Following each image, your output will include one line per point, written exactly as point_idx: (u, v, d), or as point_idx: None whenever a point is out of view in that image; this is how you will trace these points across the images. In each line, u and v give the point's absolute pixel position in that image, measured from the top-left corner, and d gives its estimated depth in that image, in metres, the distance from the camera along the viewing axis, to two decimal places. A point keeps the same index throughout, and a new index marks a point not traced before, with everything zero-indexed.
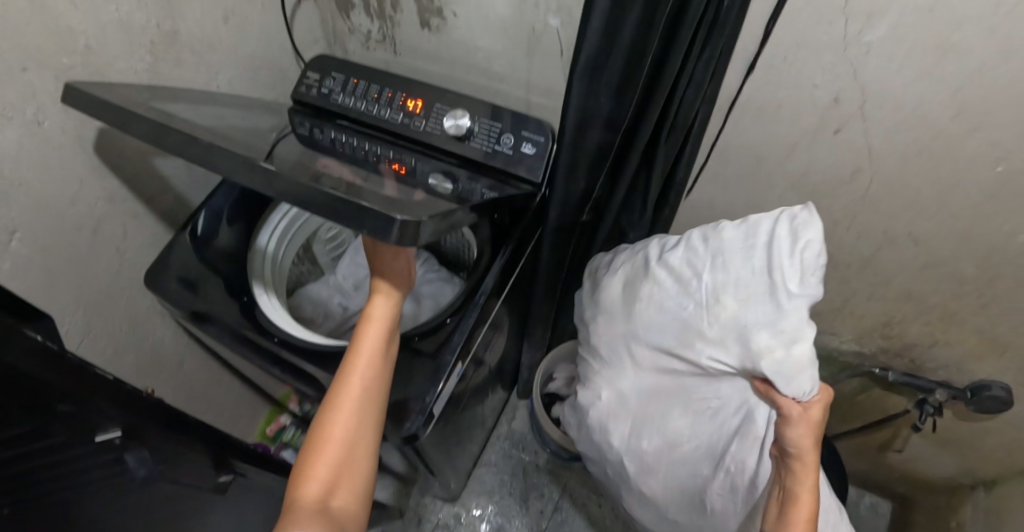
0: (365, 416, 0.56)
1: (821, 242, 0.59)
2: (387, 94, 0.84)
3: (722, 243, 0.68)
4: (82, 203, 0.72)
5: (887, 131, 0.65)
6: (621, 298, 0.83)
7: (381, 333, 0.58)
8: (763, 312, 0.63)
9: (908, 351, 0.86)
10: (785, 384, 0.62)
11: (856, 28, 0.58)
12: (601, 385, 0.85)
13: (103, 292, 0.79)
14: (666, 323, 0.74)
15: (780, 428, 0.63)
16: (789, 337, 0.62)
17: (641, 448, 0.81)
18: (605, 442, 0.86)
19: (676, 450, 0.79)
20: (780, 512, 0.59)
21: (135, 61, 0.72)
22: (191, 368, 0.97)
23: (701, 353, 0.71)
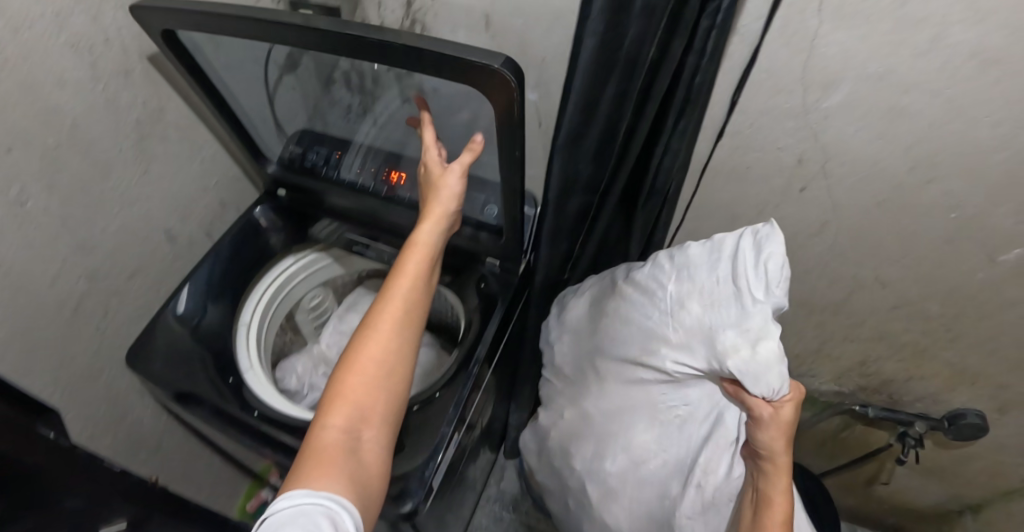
0: (407, 337, 0.57)
1: (784, 255, 0.59)
2: (371, 168, 0.82)
3: (688, 259, 0.68)
4: (63, 282, 0.70)
5: (849, 187, 0.71)
6: (589, 318, 0.84)
7: (425, 258, 0.61)
8: (729, 314, 0.62)
9: (887, 386, 0.90)
10: (753, 383, 0.58)
11: (814, 96, 0.65)
12: (565, 405, 0.86)
13: (82, 372, 0.75)
14: (628, 333, 0.75)
15: (753, 431, 0.59)
16: (755, 333, 0.59)
17: (604, 471, 0.78)
18: (574, 469, 0.83)
19: (640, 470, 0.75)
20: (754, 517, 0.57)
21: (122, 138, 0.72)
22: (170, 447, 0.92)
23: (665, 357, 0.70)
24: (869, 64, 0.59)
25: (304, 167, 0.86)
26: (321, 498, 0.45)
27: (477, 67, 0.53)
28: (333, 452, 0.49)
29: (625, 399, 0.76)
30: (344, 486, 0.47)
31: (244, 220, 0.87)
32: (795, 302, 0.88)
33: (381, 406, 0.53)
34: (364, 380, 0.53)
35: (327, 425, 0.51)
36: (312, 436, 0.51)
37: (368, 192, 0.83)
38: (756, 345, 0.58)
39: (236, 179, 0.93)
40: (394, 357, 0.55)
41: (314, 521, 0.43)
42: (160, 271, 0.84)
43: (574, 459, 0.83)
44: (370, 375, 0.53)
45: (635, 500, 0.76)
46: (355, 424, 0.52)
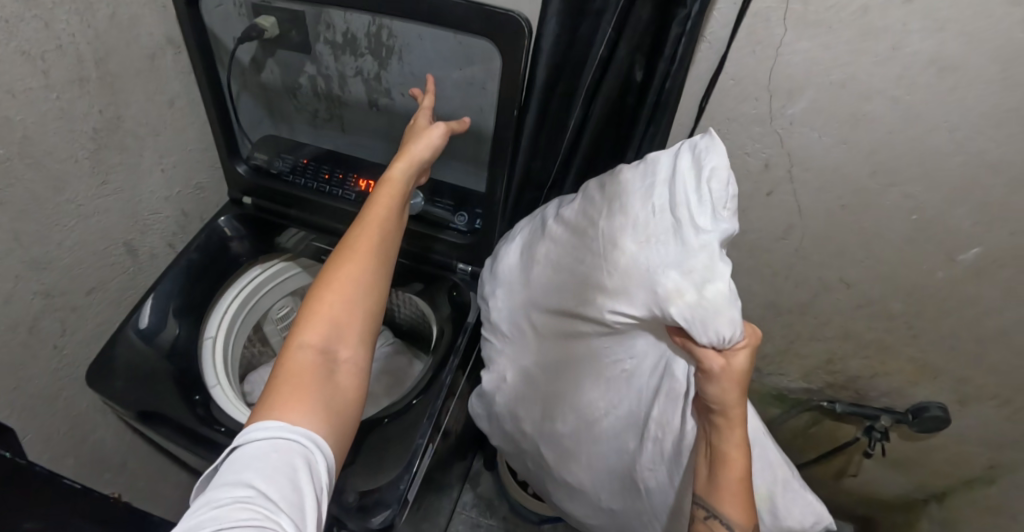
0: (379, 272, 0.55)
1: (728, 169, 0.52)
2: (339, 174, 0.80)
3: (622, 185, 0.61)
4: (16, 302, 0.67)
5: (813, 192, 0.72)
6: (523, 266, 0.72)
7: (397, 197, 0.58)
8: (670, 252, 0.54)
9: (853, 383, 0.92)
10: (700, 329, 0.51)
11: (778, 103, 0.66)
12: (507, 370, 0.76)
13: (40, 393, 0.72)
14: (566, 282, 0.67)
15: (702, 384, 0.54)
16: (701, 272, 0.51)
17: (558, 432, 0.74)
18: (528, 434, 0.78)
19: (594, 428, 0.71)
20: (710, 474, 0.51)
21: (77, 148, 0.69)
22: (135, 466, 0.89)
23: (600, 308, 0.62)
24: (833, 72, 0.61)
25: (270, 174, 0.83)
26: (297, 435, 0.44)
27: (498, 13, 0.54)
28: (307, 377, 0.48)
29: (570, 356, 0.70)
30: (318, 415, 0.46)
31: (208, 229, 0.84)
32: (763, 304, 0.89)
33: (357, 329, 0.52)
34: (340, 305, 0.52)
35: (299, 344, 0.49)
36: (286, 352, 0.50)
37: (339, 200, 0.80)
38: (701, 289, 0.51)
39: (200, 187, 0.90)
40: (366, 283, 0.54)
41: (292, 460, 0.42)
42: (121, 285, 0.81)
43: (527, 424, 0.77)
44: (343, 299, 0.52)
45: (593, 456, 0.73)
46: (331, 344, 0.50)
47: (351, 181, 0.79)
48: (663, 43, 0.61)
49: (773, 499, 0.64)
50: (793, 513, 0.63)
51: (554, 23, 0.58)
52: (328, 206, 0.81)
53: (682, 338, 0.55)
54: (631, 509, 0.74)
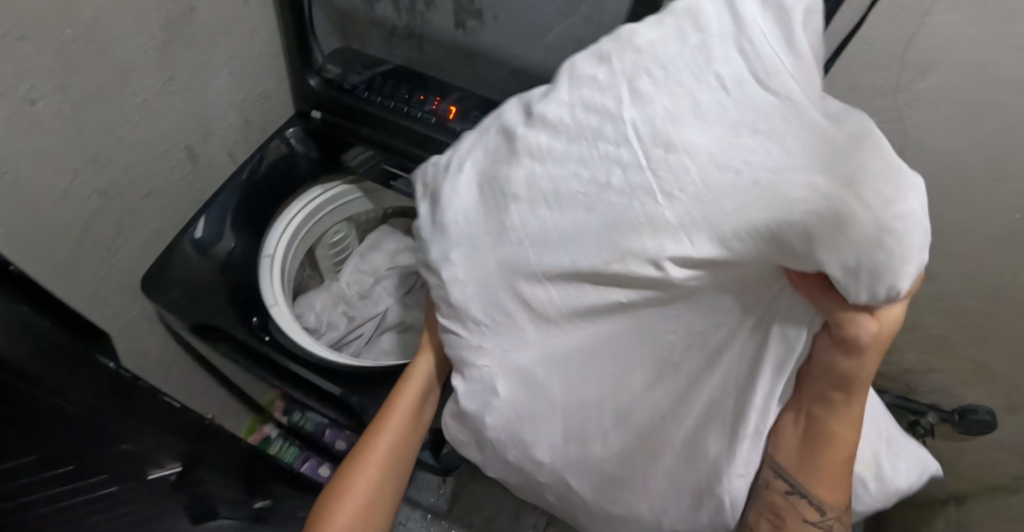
0: (390, 473, 0.59)
1: (819, 18, 0.42)
2: (419, 95, 0.75)
3: (653, 53, 0.46)
4: (71, 199, 0.64)
5: (919, 174, 0.69)
6: (495, 211, 0.53)
7: (411, 404, 0.61)
8: (792, 143, 0.40)
9: (905, 375, 0.91)
10: (863, 286, 0.36)
11: (907, 77, 0.62)
12: (494, 375, 0.56)
13: (90, 297, 0.70)
14: (580, 220, 0.49)
15: (835, 357, 0.43)
16: (842, 184, 0.37)
17: (592, 452, 0.57)
18: (540, 462, 0.58)
19: (654, 432, 0.54)
20: (804, 451, 0.47)
21: (145, 39, 0.64)
22: (177, 379, 0.88)
23: (661, 258, 0.46)
24: (977, 48, 0.56)
25: (342, 90, 0.79)
26: None
27: None
28: None
29: (598, 334, 0.54)
30: None
31: (276, 138, 0.82)
32: None
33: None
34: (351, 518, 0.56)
35: None
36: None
37: (416, 121, 0.75)
38: (881, 198, 0.35)
39: (265, 96, 0.85)
40: (375, 491, 0.57)
41: None
42: (179, 191, 0.78)
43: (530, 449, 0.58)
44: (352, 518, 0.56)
45: (647, 475, 0.55)
46: None
47: (433, 104, 0.75)
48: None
49: (878, 460, 0.60)
50: (899, 471, 0.60)
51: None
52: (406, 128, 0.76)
53: (811, 294, 0.42)
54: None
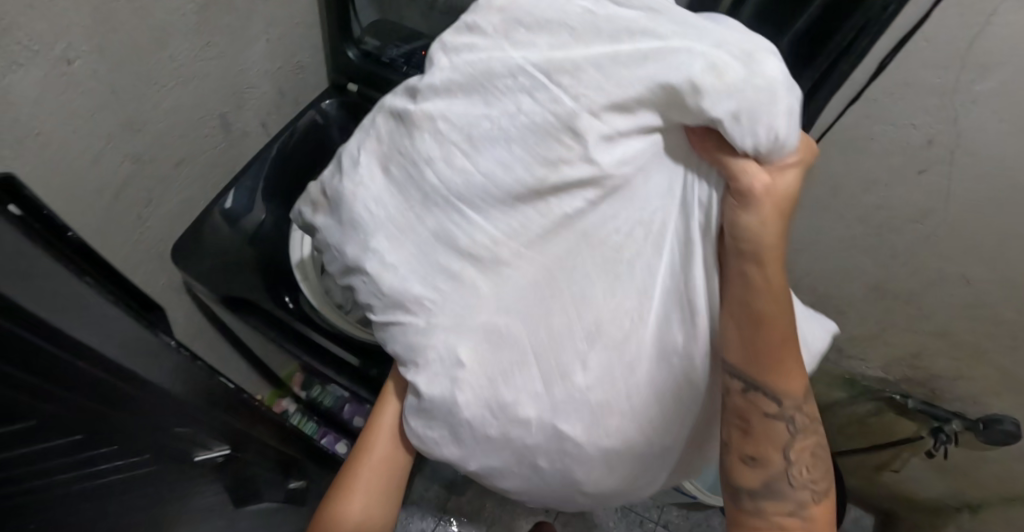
0: (370, 525, 0.51)
1: None
2: None
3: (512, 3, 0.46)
4: (103, 164, 0.63)
5: (974, 178, 0.64)
6: (412, 173, 0.48)
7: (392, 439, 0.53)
8: (681, 28, 0.40)
9: (931, 382, 0.87)
10: (749, 132, 0.37)
11: (967, 76, 0.58)
12: (448, 347, 0.46)
13: (120, 265, 0.70)
14: (493, 137, 0.45)
15: (738, 213, 0.40)
16: (737, 56, 0.37)
17: (583, 399, 0.45)
18: (532, 435, 0.46)
19: (628, 340, 0.44)
20: (747, 344, 0.42)
21: (184, 3, 0.62)
22: (200, 349, 0.88)
23: (588, 155, 0.43)
24: None
25: (380, 63, 0.78)
26: None
27: None
28: None
29: (547, 266, 0.46)
30: None
31: (311, 108, 0.81)
32: (865, 289, 0.83)
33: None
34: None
35: None
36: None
37: None
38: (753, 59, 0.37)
39: (300, 67, 0.84)
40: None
41: None
42: (210, 160, 0.77)
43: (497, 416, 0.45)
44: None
45: (640, 417, 0.45)
46: None
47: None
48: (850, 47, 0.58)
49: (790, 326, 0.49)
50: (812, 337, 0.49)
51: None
52: None
53: (711, 150, 0.41)
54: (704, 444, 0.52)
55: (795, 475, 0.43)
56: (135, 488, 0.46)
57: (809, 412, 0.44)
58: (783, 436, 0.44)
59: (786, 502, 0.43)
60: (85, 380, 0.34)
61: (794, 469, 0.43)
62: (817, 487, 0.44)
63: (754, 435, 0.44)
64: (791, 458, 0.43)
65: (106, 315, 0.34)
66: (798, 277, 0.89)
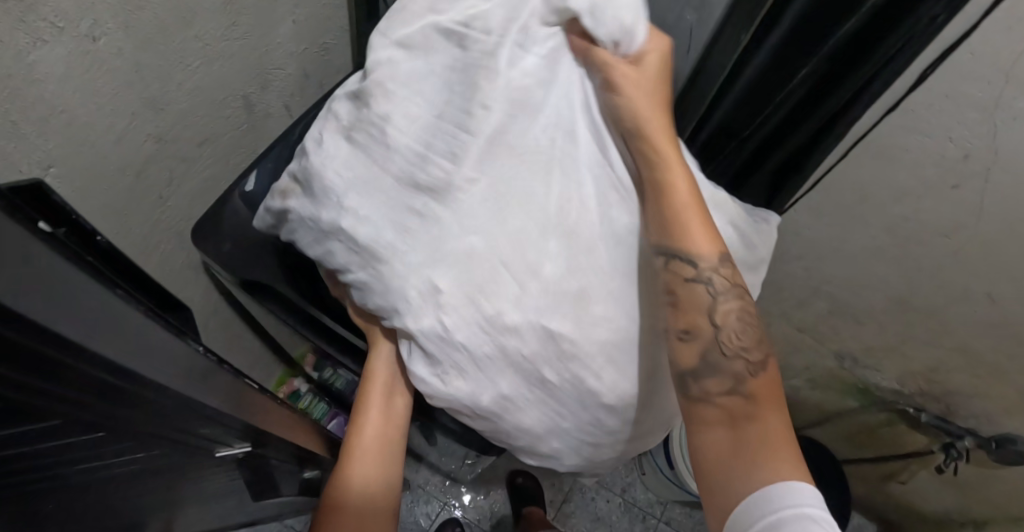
0: (381, 460, 0.61)
1: None
2: None
3: None
4: (127, 143, 0.63)
5: (1006, 197, 0.61)
6: (369, 136, 0.54)
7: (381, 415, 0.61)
8: None
9: (947, 397, 0.85)
10: (611, 30, 0.51)
11: (1011, 93, 0.53)
12: (425, 279, 0.51)
13: (140, 244, 0.71)
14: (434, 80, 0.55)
15: (616, 102, 0.54)
16: None
17: (550, 301, 0.52)
18: (521, 354, 0.52)
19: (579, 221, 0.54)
20: (661, 219, 0.52)
21: None
22: (216, 328, 0.90)
23: (507, 79, 0.53)
24: None
25: None
26: None
27: None
28: None
29: (496, 176, 0.53)
30: None
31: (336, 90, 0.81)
32: (886, 301, 0.81)
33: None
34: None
35: None
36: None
37: None
38: None
39: (325, 49, 0.82)
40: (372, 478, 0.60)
41: None
42: (233, 141, 0.77)
43: (485, 307, 0.51)
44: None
45: (608, 326, 0.53)
46: None
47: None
48: (874, 77, 0.60)
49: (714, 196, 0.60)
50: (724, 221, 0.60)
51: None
52: None
53: (584, 47, 0.54)
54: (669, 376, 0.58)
55: (723, 341, 0.51)
56: (142, 473, 0.44)
57: (729, 275, 0.52)
58: (704, 300, 0.51)
59: (722, 376, 0.50)
60: (120, 393, 0.31)
61: (722, 334, 0.51)
62: (751, 359, 0.50)
63: (686, 318, 0.51)
64: (716, 322, 0.51)
65: (149, 340, 0.30)
66: (816, 284, 0.87)
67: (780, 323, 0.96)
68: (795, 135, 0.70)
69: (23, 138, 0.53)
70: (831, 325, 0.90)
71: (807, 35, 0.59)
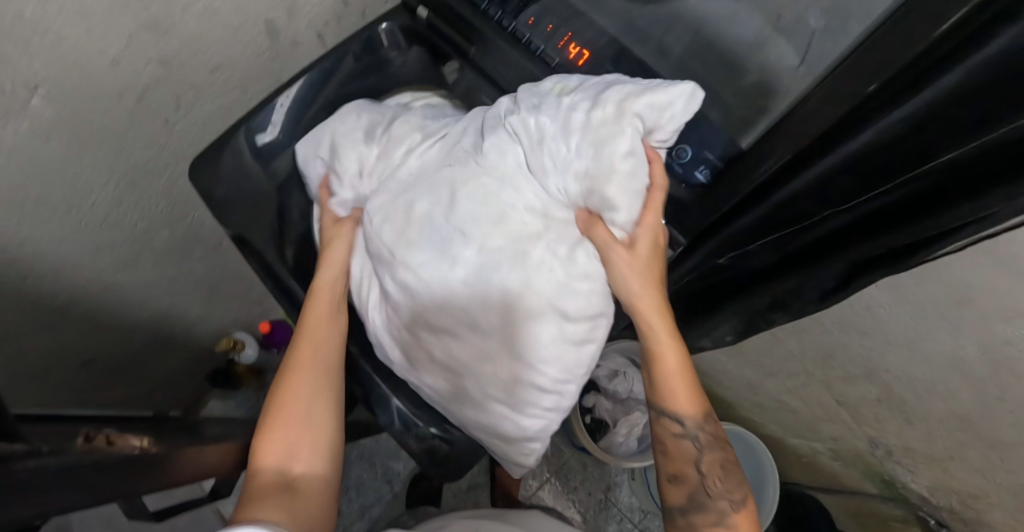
0: (325, 376, 0.59)
1: None
2: (547, 25, 0.61)
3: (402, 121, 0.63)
4: (126, 65, 0.57)
5: None
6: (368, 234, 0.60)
7: (331, 304, 0.60)
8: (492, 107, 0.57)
9: (977, 523, 0.77)
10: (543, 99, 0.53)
11: None
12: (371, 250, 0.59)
13: (141, 166, 0.68)
14: (397, 182, 0.57)
15: (625, 282, 0.53)
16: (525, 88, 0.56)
17: (404, 256, 0.53)
18: (393, 293, 0.55)
19: (444, 187, 0.54)
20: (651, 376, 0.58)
21: None
22: (229, 248, 0.89)
23: (451, 144, 0.57)
24: None
25: None
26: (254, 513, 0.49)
27: None
28: (267, 487, 0.53)
29: (409, 187, 0.56)
30: (279, 505, 0.51)
31: (366, 31, 0.68)
32: (947, 416, 0.69)
33: (314, 441, 0.57)
34: (291, 404, 0.57)
35: (263, 459, 0.55)
36: (250, 479, 0.54)
37: (535, 56, 0.62)
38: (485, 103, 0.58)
39: None
40: (316, 392, 0.58)
41: None
42: (250, 69, 0.70)
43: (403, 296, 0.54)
44: (290, 426, 0.56)
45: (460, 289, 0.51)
46: (288, 461, 0.55)
47: (562, 40, 0.61)
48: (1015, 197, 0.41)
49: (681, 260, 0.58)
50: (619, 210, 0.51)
51: (1013, 38, 0.35)
52: (524, 56, 0.62)
53: (589, 225, 0.53)
54: (427, 254, 0.52)
55: (708, 484, 0.58)
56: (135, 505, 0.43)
57: (713, 430, 0.58)
58: (690, 452, 0.58)
59: (709, 513, 0.57)
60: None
61: (707, 481, 0.58)
62: (723, 492, 0.57)
63: (667, 452, 0.59)
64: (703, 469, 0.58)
65: None
66: (869, 368, 0.74)
67: (818, 389, 0.83)
68: (897, 235, 0.50)
69: (3, 59, 0.48)
70: (874, 412, 0.78)
71: (933, 126, 0.42)
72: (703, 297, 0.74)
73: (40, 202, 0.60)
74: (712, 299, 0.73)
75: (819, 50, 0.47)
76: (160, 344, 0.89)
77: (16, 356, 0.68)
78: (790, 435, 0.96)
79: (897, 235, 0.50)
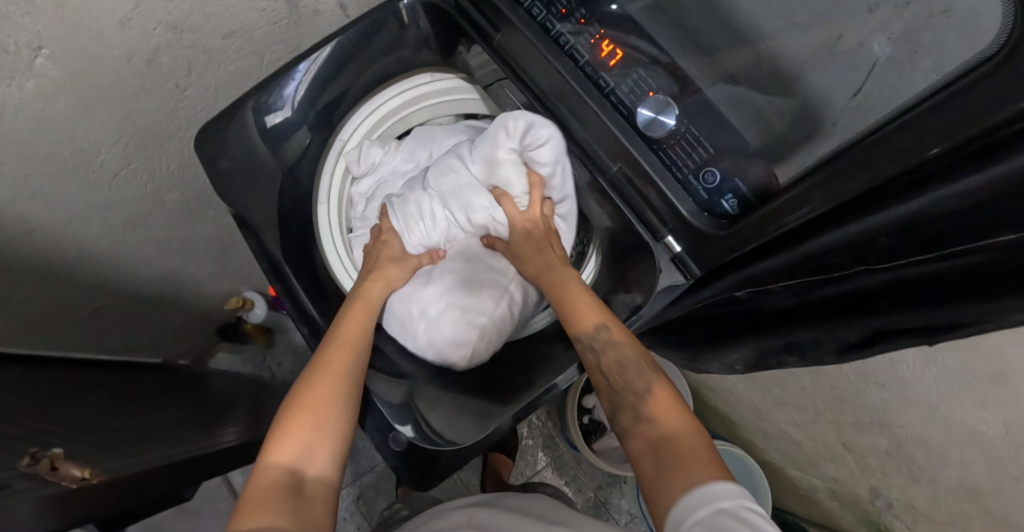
0: (344, 382, 0.56)
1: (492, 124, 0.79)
2: (580, 18, 0.55)
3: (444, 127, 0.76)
4: (134, 28, 0.55)
5: None
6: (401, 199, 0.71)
7: (366, 313, 0.63)
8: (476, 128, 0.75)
9: None
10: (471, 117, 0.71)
11: None
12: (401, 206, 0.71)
13: (152, 128, 0.66)
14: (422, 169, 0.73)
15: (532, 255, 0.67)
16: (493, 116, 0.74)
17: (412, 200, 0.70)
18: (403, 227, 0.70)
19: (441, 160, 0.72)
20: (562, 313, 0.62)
21: None
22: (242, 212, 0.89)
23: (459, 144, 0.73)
24: None
25: None
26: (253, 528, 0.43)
27: None
28: (271, 490, 0.47)
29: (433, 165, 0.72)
30: (285, 502, 0.46)
31: (386, 8, 0.63)
32: (956, 484, 0.65)
33: (325, 441, 0.53)
34: (335, 373, 0.56)
35: (271, 461, 0.50)
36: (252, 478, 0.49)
37: (566, 51, 0.57)
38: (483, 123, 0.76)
39: None
40: (338, 398, 0.55)
41: None
42: (266, 37, 0.67)
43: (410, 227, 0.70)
44: (315, 420, 0.53)
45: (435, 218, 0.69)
46: (300, 460, 0.50)
47: (595, 37, 0.55)
48: None
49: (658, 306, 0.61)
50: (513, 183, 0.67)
51: None
52: (554, 50, 0.58)
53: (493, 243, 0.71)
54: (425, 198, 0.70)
55: (614, 384, 0.54)
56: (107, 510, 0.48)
57: (620, 336, 0.56)
58: (593, 357, 0.57)
59: (626, 411, 0.52)
60: None
61: (614, 381, 0.54)
62: (636, 387, 0.53)
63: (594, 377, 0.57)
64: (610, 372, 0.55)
65: None
66: (881, 422, 0.70)
67: (823, 430, 0.80)
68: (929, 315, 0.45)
69: (4, 17, 0.46)
70: (881, 463, 0.74)
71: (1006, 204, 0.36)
72: (719, 324, 0.69)
73: (47, 158, 0.59)
74: (722, 331, 0.68)
75: (880, 83, 0.40)
76: (171, 297, 0.91)
77: (27, 303, 0.69)
78: (789, 465, 0.93)
79: (930, 316, 0.45)
